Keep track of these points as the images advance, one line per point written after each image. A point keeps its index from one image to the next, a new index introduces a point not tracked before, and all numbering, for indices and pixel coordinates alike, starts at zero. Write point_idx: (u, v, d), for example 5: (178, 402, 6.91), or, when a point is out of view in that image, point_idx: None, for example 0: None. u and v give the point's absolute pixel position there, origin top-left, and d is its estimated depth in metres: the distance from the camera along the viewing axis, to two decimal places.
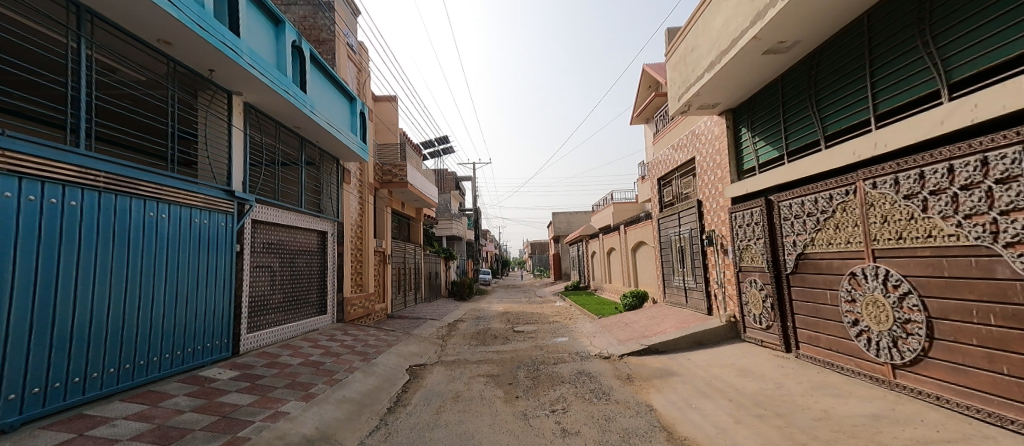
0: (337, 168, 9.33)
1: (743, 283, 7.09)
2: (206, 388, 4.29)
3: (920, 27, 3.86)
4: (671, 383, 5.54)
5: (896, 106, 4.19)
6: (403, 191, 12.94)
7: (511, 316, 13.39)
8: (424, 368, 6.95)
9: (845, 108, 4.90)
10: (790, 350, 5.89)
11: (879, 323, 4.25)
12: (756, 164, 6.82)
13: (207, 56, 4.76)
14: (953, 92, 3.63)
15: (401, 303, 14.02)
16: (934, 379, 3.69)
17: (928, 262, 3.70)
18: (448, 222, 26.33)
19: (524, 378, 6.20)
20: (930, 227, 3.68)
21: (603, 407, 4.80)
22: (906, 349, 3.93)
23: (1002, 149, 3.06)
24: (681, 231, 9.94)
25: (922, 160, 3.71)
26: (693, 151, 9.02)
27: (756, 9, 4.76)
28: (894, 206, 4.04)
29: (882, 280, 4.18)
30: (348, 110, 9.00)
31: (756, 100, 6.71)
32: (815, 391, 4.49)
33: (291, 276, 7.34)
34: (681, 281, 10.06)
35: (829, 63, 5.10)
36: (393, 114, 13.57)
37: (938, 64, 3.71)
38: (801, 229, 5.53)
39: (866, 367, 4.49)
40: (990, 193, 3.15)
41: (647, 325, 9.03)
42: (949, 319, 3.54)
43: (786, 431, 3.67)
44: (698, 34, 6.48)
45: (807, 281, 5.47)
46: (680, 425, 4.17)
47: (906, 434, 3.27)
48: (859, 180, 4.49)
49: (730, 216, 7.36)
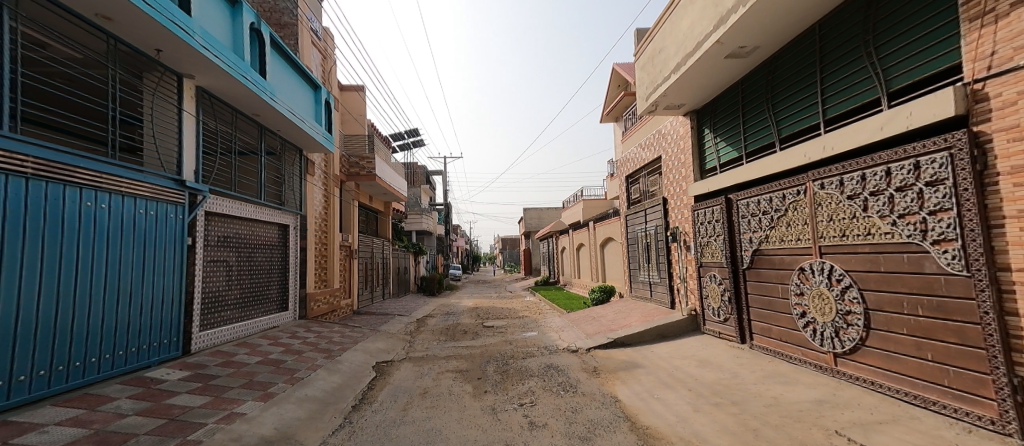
0: (300, 158, 8.95)
1: (703, 277, 7.41)
2: (152, 390, 4.03)
3: (865, 39, 4.12)
4: (636, 375, 5.72)
5: (843, 111, 4.48)
6: (371, 184, 12.61)
7: (481, 312, 13.35)
8: (391, 364, 6.83)
9: (799, 112, 5.17)
10: (744, 341, 6.22)
11: (825, 315, 4.57)
12: (717, 164, 7.12)
13: (153, 34, 4.41)
14: (893, 100, 3.90)
15: (368, 298, 13.69)
16: (869, 366, 4.00)
17: (867, 258, 4.00)
18: (418, 216, 25.93)
19: (493, 373, 6.22)
20: (869, 225, 3.97)
21: (570, 400, 4.91)
22: (846, 339, 4.25)
23: (931, 154, 3.33)
24: (647, 227, 10.25)
25: (865, 163, 3.98)
26: (660, 150, 9.30)
27: (719, 14, 4.96)
28: (839, 205, 4.33)
29: (827, 274, 4.49)
30: (313, 99, 8.65)
31: (718, 101, 6.98)
32: (767, 379, 4.77)
33: (248, 270, 6.98)
34: (646, 276, 10.39)
35: (785, 68, 5.35)
36: (361, 104, 13.14)
37: (880, 74, 3.98)
38: (757, 226, 5.82)
39: (811, 356, 4.81)
40: (921, 195, 3.43)
41: (613, 319, 9.28)
42: (883, 311, 3.84)
43: (740, 417, 3.89)
44: (665, 36, 6.66)
45: (761, 276, 5.78)
46: (643, 415, 4.31)
47: (845, 417, 3.54)
48: (809, 181, 4.79)
49: (693, 214, 7.65)
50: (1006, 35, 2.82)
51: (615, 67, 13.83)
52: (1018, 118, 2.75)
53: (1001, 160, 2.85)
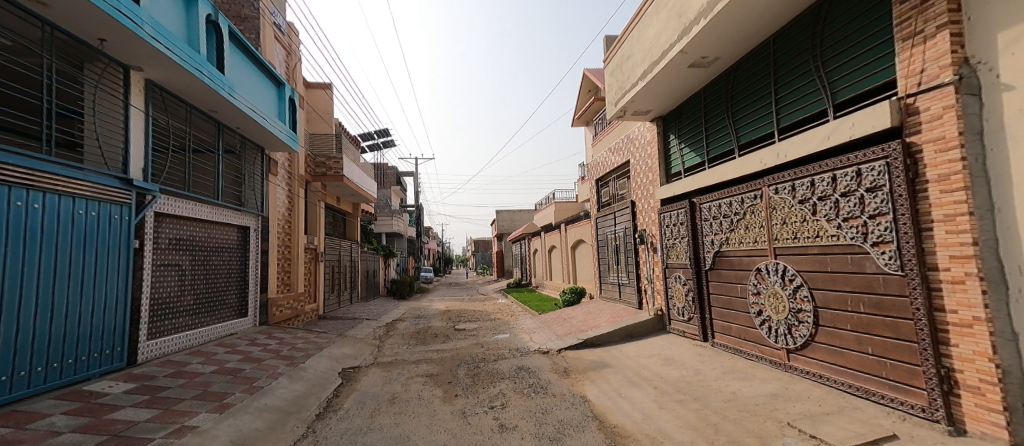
0: (261, 157, 8.57)
1: (669, 278, 7.65)
2: (91, 404, 3.74)
3: (813, 53, 4.40)
4: (604, 374, 5.83)
5: (795, 120, 4.76)
6: (338, 185, 12.25)
7: (452, 315, 13.21)
8: (358, 370, 6.65)
9: (756, 121, 5.45)
10: (706, 339, 6.48)
11: (779, 313, 4.83)
12: (682, 169, 7.39)
13: (97, 23, 4.11)
14: (838, 111, 4.18)
15: (334, 303, 13.28)
16: (818, 360, 4.27)
17: (816, 259, 4.26)
18: (388, 218, 25.42)
19: (464, 376, 6.17)
20: (817, 228, 4.22)
21: (540, 401, 4.94)
22: (798, 335, 4.51)
23: (871, 162, 3.59)
24: (617, 230, 10.49)
25: (813, 170, 4.24)
26: (628, 155, 9.55)
27: (683, 25, 5.16)
28: (791, 209, 4.59)
29: (781, 274, 4.75)
30: (276, 96, 8.32)
31: (683, 108, 7.25)
32: (727, 375, 4.99)
33: (203, 274, 6.62)
34: (615, 278, 10.62)
35: (743, 79, 5.63)
36: (327, 102, 12.76)
37: (828, 87, 4.25)
38: (717, 229, 6.07)
39: (767, 352, 5.07)
40: (862, 200, 3.69)
41: (584, 320, 9.42)
42: (830, 308, 4.10)
43: (701, 412, 4.04)
44: (632, 44, 6.85)
45: (722, 277, 6.04)
46: (611, 413, 4.40)
47: (796, 409, 3.75)
48: (765, 186, 5.05)
49: (659, 216, 7.89)
50: (934, 54, 3.04)
51: (586, 72, 14.08)
52: (943, 130, 2.98)
53: (930, 169, 3.08)
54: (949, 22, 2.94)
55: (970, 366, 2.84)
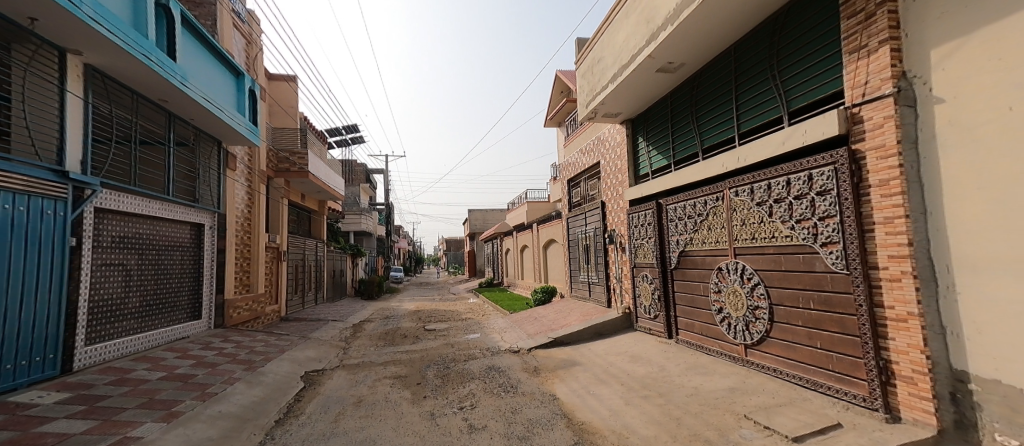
0: (218, 151, 8.12)
1: (636, 277, 7.84)
2: (17, 417, 3.42)
3: (770, 63, 4.62)
4: (574, 372, 5.91)
5: (754, 126, 4.98)
6: (303, 182, 11.79)
7: (422, 315, 13.00)
8: (322, 373, 6.42)
9: (718, 126, 5.67)
10: (671, 336, 6.68)
11: (738, 310, 5.05)
12: (650, 171, 7.59)
13: (27, 0, 3.76)
14: (793, 118, 4.41)
15: (298, 304, 12.78)
16: (772, 354, 4.49)
17: (771, 258, 4.48)
18: (357, 216, 24.76)
19: (433, 377, 6.08)
20: (773, 229, 4.44)
21: (510, 400, 4.94)
22: (754, 331, 4.73)
23: (821, 167, 3.81)
24: (587, 229, 10.65)
25: (770, 174, 4.46)
26: (599, 156, 9.71)
27: (651, 30, 5.28)
28: (750, 211, 4.80)
29: (740, 273, 4.97)
30: (234, 87, 7.91)
31: (650, 112, 7.45)
32: (690, 370, 5.17)
33: (151, 274, 6.21)
34: (585, 277, 10.77)
35: (707, 85, 5.84)
36: (291, 96, 12.25)
37: (783, 95, 4.48)
38: (682, 229, 6.28)
39: (726, 348, 5.28)
40: (813, 202, 3.91)
41: (554, 319, 9.51)
42: (783, 305, 4.33)
43: (665, 407, 4.17)
44: (603, 47, 6.97)
45: (686, 275, 6.24)
46: (579, 411, 4.46)
47: (752, 402, 3.93)
48: (726, 188, 5.25)
49: (628, 217, 8.07)
50: (877, 67, 3.25)
51: (558, 74, 14.20)
52: (884, 139, 3.19)
53: (873, 174, 3.29)
54: (889, 38, 3.16)
55: (905, 358, 3.06)
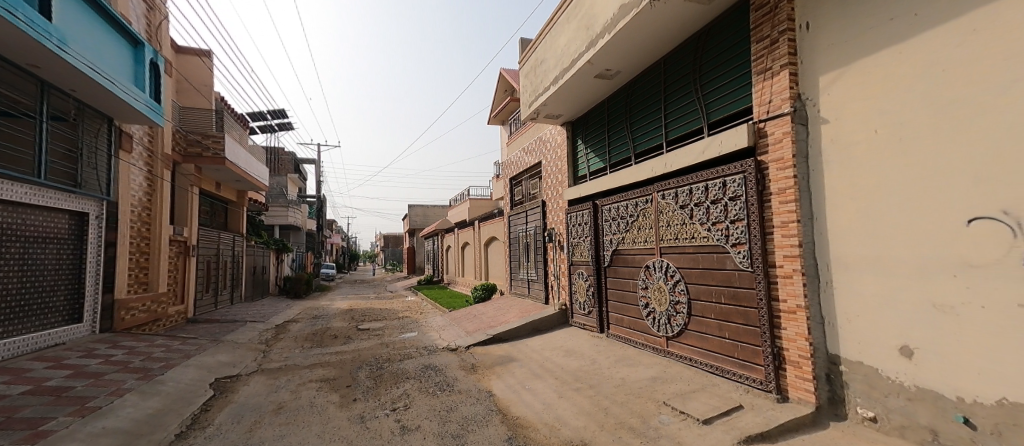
0: (110, 129, 7.07)
1: (573, 275, 8.12)
2: None
3: (694, 76, 5.00)
4: (510, 368, 5.98)
5: (679, 135, 5.37)
6: (219, 169, 10.64)
7: (355, 314, 12.38)
8: (236, 379, 5.84)
9: (649, 133, 6.04)
10: (603, 330, 7.02)
11: (661, 305, 5.43)
12: (587, 173, 7.90)
13: None
14: (712, 129, 4.81)
15: (209, 304, 11.51)
16: (689, 345, 4.89)
17: (691, 257, 4.87)
18: (283, 209, 22.88)
19: (365, 379, 5.80)
20: (693, 230, 4.82)
21: (445, 399, 4.87)
22: (675, 324, 5.12)
23: (733, 175, 4.20)
24: (528, 227, 10.82)
25: (691, 179, 4.84)
26: (540, 156, 9.90)
27: (590, 37, 5.48)
28: (674, 214, 5.17)
29: (664, 271, 5.34)
30: (132, 58, 6.91)
31: (589, 116, 7.75)
32: (618, 362, 5.47)
33: (10, 270, 5.25)
34: (525, 274, 10.95)
35: (640, 93, 6.19)
36: (205, 73, 10.99)
37: (704, 107, 4.88)
38: (615, 229, 6.61)
39: (650, 340, 5.66)
40: (726, 207, 4.30)
41: (493, 316, 9.55)
42: (700, 300, 4.73)
43: (594, 398, 4.37)
44: (545, 49, 7.11)
45: (617, 273, 6.59)
46: (513, 406, 4.52)
47: (671, 390, 4.25)
48: (654, 191, 5.61)
49: (567, 216, 8.33)
50: (778, 88, 3.66)
51: (502, 72, 14.26)
52: (782, 152, 3.60)
53: (773, 182, 3.70)
54: (788, 63, 3.57)
55: (793, 345, 3.49)
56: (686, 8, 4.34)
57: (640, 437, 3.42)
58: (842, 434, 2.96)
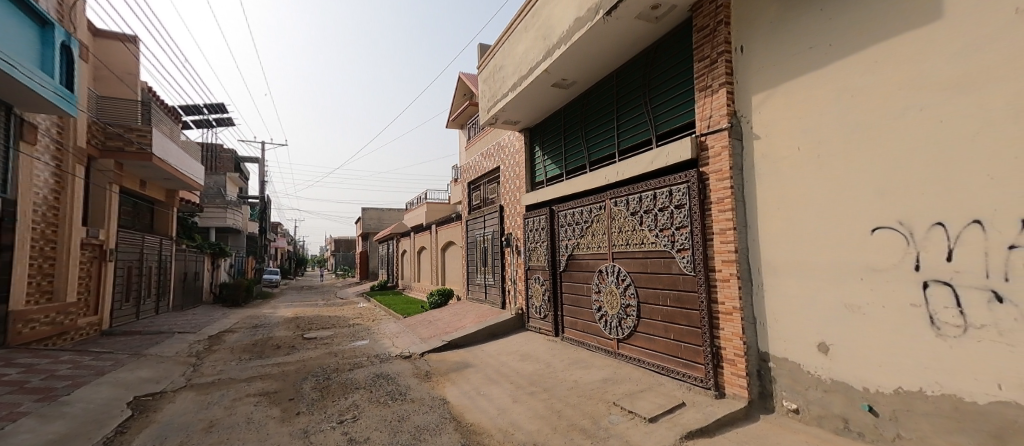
0: (8, 118, 6.21)
1: (530, 279, 8.20)
2: None
3: (644, 90, 5.25)
4: (465, 374, 5.91)
5: (631, 145, 5.61)
6: (145, 166, 9.70)
7: (301, 322, 11.69)
8: (161, 397, 5.31)
9: (603, 142, 6.25)
10: (558, 334, 7.14)
11: (613, 308, 5.62)
12: (545, 179, 8.03)
13: None
14: (660, 141, 5.07)
15: (130, 314, 10.39)
16: (638, 346, 5.09)
17: (640, 262, 5.08)
18: (220, 210, 21.21)
19: (310, 391, 5.48)
20: (642, 237, 5.05)
21: (397, 408, 4.72)
22: (625, 326, 5.31)
23: (678, 185, 4.45)
24: (485, 232, 10.80)
25: (641, 187, 5.06)
26: (499, 161, 9.96)
27: (547, 47, 5.61)
28: (625, 220, 5.39)
29: (616, 275, 5.54)
30: (39, 39, 6.15)
31: (546, 123, 7.91)
32: (572, 365, 5.58)
33: None
34: (482, 279, 10.91)
35: (594, 104, 6.41)
36: (129, 61, 10.01)
37: (653, 120, 5.13)
38: (571, 234, 6.77)
39: (603, 342, 5.84)
40: (672, 214, 4.54)
41: (449, 322, 9.41)
42: (648, 303, 4.94)
43: (548, 401, 4.42)
44: (504, 56, 7.18)
45: (572, 277, 6.74)
46: (468, 412, 4.47)
47: (621, 390, 4.40)
48: (607, 198, 5.81)
49: (524, 221, 8.41)
50: (717, 105, 3.93)
51: (460, 76, 14.21)
52: (721, 164, 3.86)
53: (713, 192, 3.96)
54: (726, 82, 3.85)
55: (730, 344, 3.73)
56: (636, 25, 4.57)
57: (590, 437, 3.50)
58: (771, 426, 3.21)
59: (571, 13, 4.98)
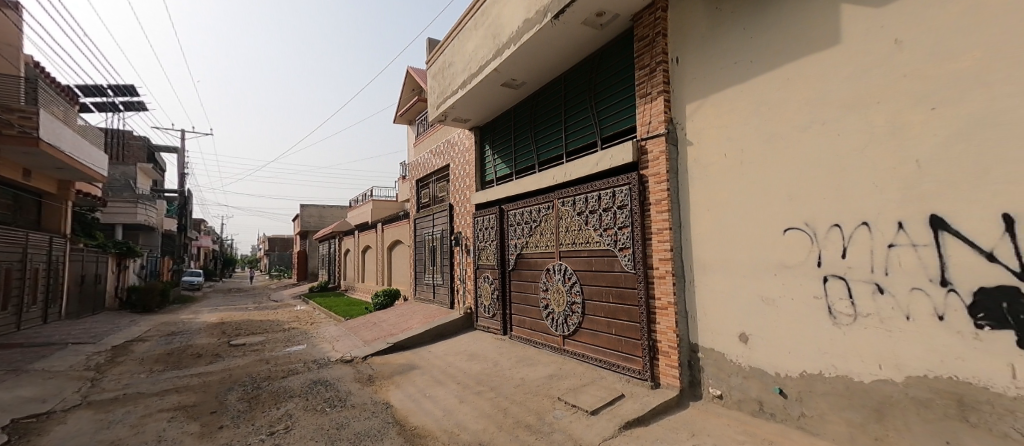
0: None
1: (479, 278, 8.16)
2: None
3: (590, 94, 5.42)
4: (411, 377, 5.75)
5: (578, 147, 5.76)
6: (29, 151, 8.38)
7: (228, 328, 10.71)
8: (48, 418, 4.60)
9: (551, 143, 6.37)
10: (506, 332, 7.19)
11: (559, 305, 5.75)
12: (495, 178, 8.04)
13: None
14: (604, 144, 5.26)
15: (8, 325, 8.90)
16: (582, 342, 5.25)
17: (585, 261, 5.25)
18: (129, 205, 18.86)
19: (236, 402, 5.03)
20: (588, 236, 5.21)
21: (336, 415, 4.47)
22: (571, 323, 5.46)
23: (620, 186, 4.64)
24: (434, 231, 10.60)
25: (587, 188, 5.22)
26: (448, 159, 9.81)
27: (497, 46, 5.61)
28: (572, 220, 5.53)
29: (562, 274, 5.67)
30: None
31: (496, 123, 7.92)
32: (519, 363, 5.64)
33: None
34: (430, 279, 10.69)
35: (543, 105, 6.51)
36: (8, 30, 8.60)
37: (598, 123, 5.30)
38: (520, 234, 6.83)
39: (549, 339, 5.96)
40: (615, 214, 4.74)
41: (395, 323, 9.11)
42: (592, 300, 5.12)
43: (495, 400, 4.43)
44: (453, 53, 7.08)
45: (521, 276, 6.81)
46: (413, 416, 4.35)
47: (566, 385, 4.52)
48: (554, 199, 5.93)
49: (474, 220, 8.36)
50: (655, 112, 4.16)
51: (409, 70, 13.81)
52: (659, 168, 4.09)
53: (652, 194, 4.18)
54: (663, 90, 4.08)
55: (665, 337, 3.97)
56: (582, 30, 4.70)
57: (535, 433, 3.56)
58: (699, 412, 3.46)
59: (520, 14, 5.03)
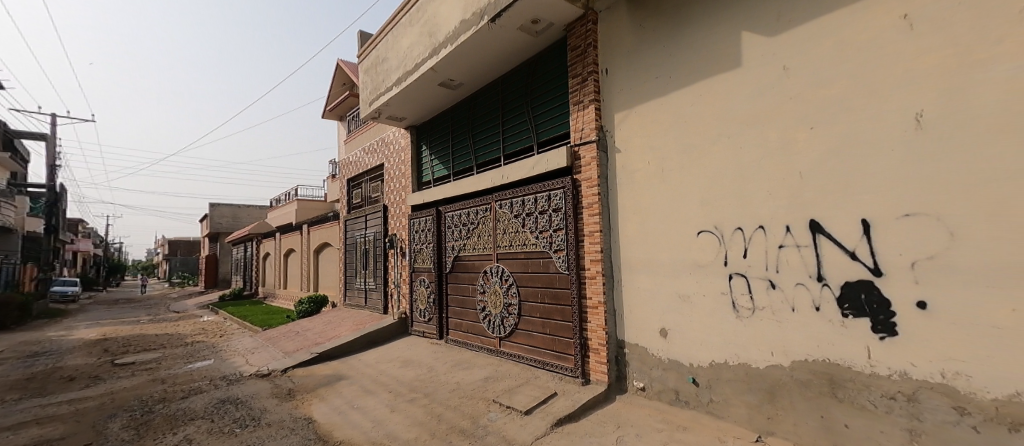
0: None
1: (414, 282, 7.91)
2: None
3: (527, 98, 5.51)
4: (337, 388, 5.40)
5: (515, 150, 5.83)
6: None
7: (113, 345, 9.23)
8: None
9: (489, 145, 6.38)
10: (442, 337, 7.03)
11: (496, 307, 5.76)
12: (432, 179, 7.86)
13: None
14: (540, 148, 5.37)
15: None
16: (518, 343, 5.30)
17: (522, 262, 5.32)
18: None
19: (119, 431, 4.33)
20: (524, 238, 5.28)
21: (247, 436, 4.05)
22: (507, 324, 5.49)
23: (555, 190, 4.78)
24: (366, 233, 10.08)
25: (524, 191, 5.30)
26: (382, 158, 9.40)
27: (433, 44, 5.50)
28: (509, 222, 5.58)
29: (500, 275, 5.70)
30: None
31: (433, 122, 7.75)
32: (454, 367, 5.55)
33: None
34: (362, 283, 10.14)
35: (481, 107, 6.50)
36: None
37: (535, 127, 5.41)
38: (457, 236, 6.75)
39: (485, 342, 5.94)
40: (550, 217, 4.86)
41: (321, 332, 8.49)
42: (528, 300, 5.20)
43: (428, 406, 4.31)
44: (387, 48, 6.81)
45: (458, 278, 6.72)
46: (338, 430, 4.07)
47: (501, 387, 4.53)
48: (492, 201, 5.95)
49: (409, 222, 8.09)
50: (587, 119, 4.35)
51: (340, 63, 13.04)
52: (590, 173, 4.28)
53: (584, 198, 4.36)
54: (594, 99, 4.29)
55: (595, 335, 4.14)
56: (518, 36, 4.78)
57: (469, 437, 3.52)
58: (625, 404, 3.66)
59: (457, 14, 4.98)
